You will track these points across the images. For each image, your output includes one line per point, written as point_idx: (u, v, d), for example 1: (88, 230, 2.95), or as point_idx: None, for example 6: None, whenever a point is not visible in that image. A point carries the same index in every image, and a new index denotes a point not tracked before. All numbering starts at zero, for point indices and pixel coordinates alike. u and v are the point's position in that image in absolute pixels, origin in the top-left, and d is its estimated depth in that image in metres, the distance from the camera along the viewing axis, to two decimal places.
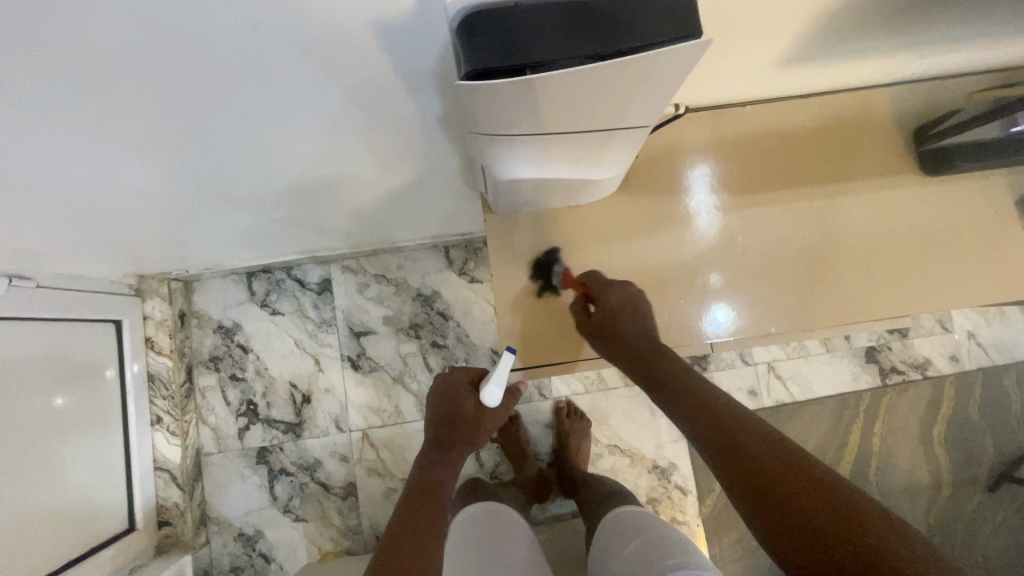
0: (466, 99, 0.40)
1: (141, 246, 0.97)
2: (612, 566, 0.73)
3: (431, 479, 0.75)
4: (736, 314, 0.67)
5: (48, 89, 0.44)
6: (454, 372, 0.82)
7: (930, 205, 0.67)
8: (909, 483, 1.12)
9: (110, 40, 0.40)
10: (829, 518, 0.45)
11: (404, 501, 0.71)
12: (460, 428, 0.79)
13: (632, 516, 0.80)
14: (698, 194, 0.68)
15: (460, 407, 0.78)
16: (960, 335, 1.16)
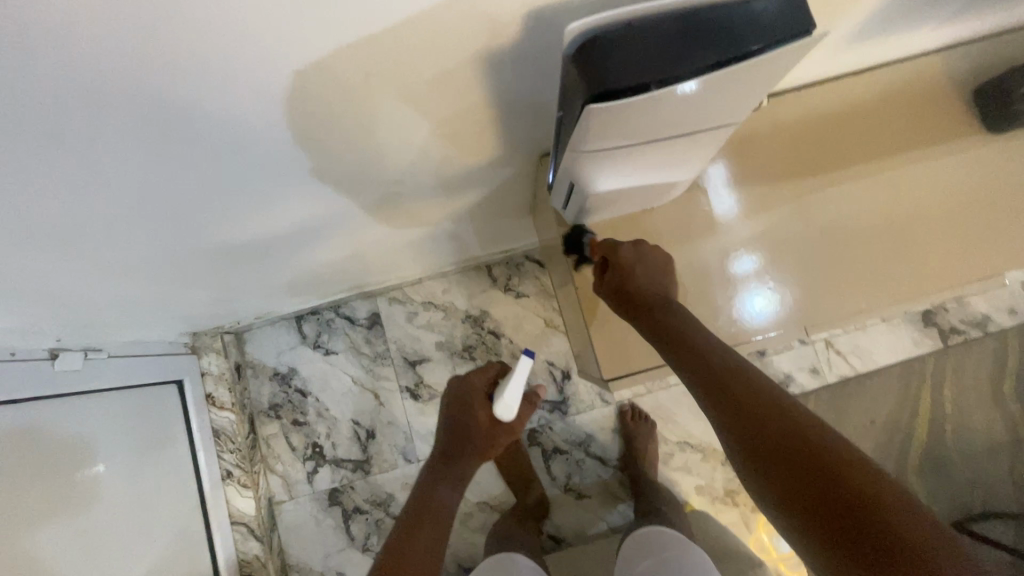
0: (578, 119, 0.41)
1: (201, 302, 0.98)
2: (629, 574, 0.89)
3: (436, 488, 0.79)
4: (831, 298, 0.65)
5: (153, 136, 0.46)
6: (471, 381, 0.86)
7: (1009, 162, 0.65)
8: (988, 442, 1.11)
9: (218, 84, 0.41)
10: (854, 511, 0.43)
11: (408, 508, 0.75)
12: (472, 438, 0.83)
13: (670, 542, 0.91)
14: (755, 181, 0.68)
15: (473, 417, 0.82)
16: (1015, 287, 1.15)
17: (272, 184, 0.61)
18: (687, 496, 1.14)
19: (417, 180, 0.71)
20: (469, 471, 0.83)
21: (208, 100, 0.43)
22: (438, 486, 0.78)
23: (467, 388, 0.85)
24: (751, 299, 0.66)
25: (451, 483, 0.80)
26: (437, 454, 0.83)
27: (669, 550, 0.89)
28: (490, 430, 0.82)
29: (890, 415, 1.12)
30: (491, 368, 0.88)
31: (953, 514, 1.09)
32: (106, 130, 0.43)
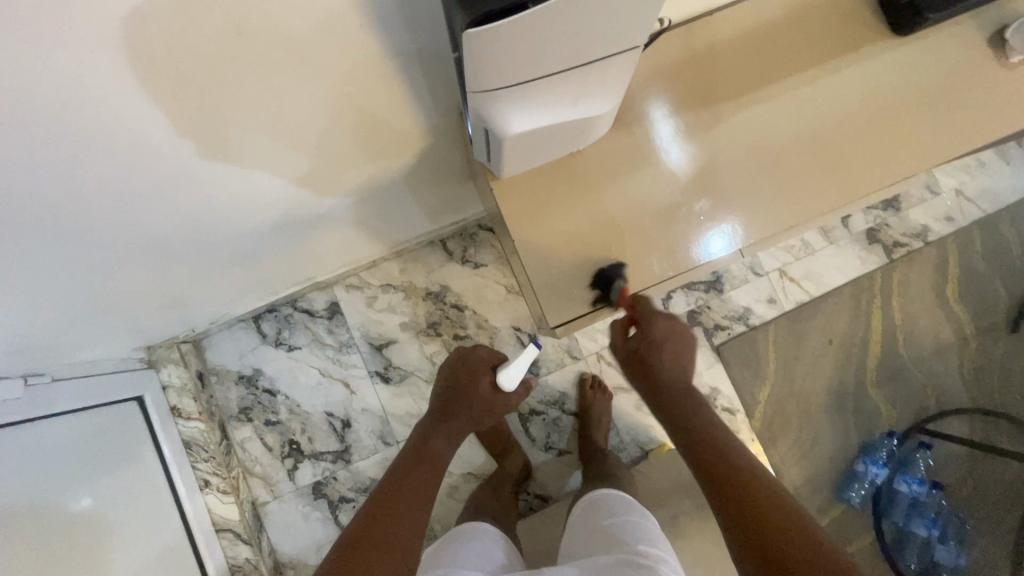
0: (468, 55, 0.40)
1: (145, 312, 0.95)
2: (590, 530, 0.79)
3: (431, 446, 0.78)
4: (760, 219, 0.65)
5: (31, 123, 0.43)
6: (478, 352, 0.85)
7: (923, 58, 0.65)
8: (937, 345, 1.17)
9: (90, 57, 0.40)
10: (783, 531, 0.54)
11: (401, 461, 0.75)
12: (470, 405, 0.81)
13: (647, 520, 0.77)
14: (668, 124, 0.65)
15: (475, 385, 0.81)
16: (948, 195, 1.19)
17: (184, 169, 0.59)
18: (664, 438, 1.17)
19: (342, 152, 0.69)
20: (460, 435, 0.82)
21: (86, 77, 0.41)
22: (431, 439, 0.79)
23: (473, 358, 0.84)
24: (710, 240, 0.65)
25: (445, 440, 0.80)
26: (432, 414, 0.83)
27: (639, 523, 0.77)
28: (489, 398, 0.81)
29: (845, 332, 1.16)
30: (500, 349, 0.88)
31: (911, 416, 1.15)
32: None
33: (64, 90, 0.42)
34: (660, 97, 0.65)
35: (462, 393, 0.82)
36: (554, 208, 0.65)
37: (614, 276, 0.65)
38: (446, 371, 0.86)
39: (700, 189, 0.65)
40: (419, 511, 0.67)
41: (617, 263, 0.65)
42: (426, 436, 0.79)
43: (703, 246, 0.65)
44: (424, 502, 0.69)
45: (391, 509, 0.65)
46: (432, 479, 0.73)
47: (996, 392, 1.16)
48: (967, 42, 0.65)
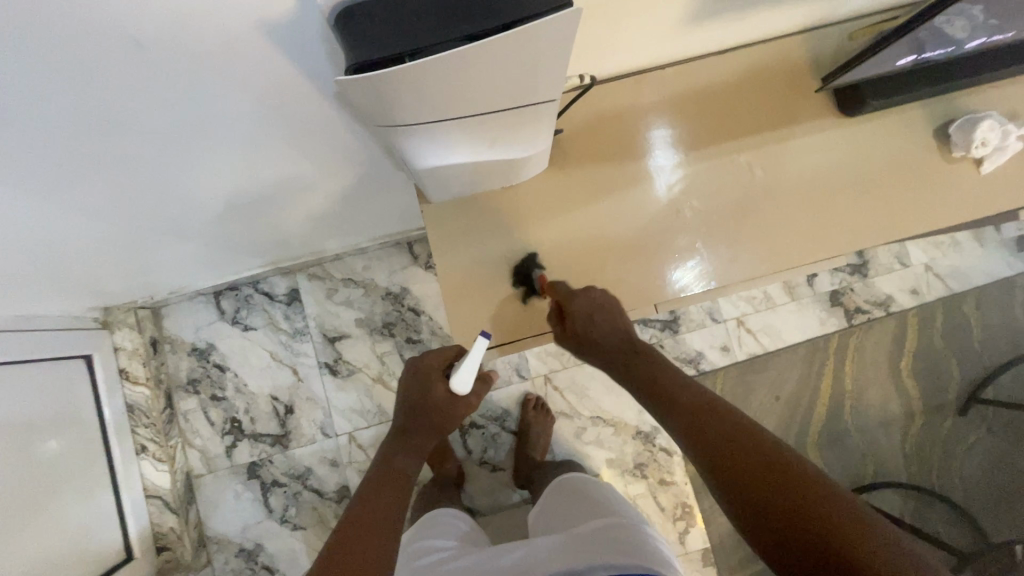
0: (359, 96, 0.41)
1: (103, 276, 0.97)
2: (556, 515, 0.81)
3: (392, 470, 0.72)
4: (684, 277, 0.65)
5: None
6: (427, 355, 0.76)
7: (865, 141, 0.65)
8: (883, 417, 1.16)
9: (11, 36, 0.41)
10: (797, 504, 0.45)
11: (363, 489, 0.69)
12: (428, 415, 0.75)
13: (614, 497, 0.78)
14: (660, 154, 0.66)
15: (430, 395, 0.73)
16: (917, 269, 1.18)
17: (125, 147, 0.61)
18: (598, 469, 1.17)
19: (289, 144, 0.70)
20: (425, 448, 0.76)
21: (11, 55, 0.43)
22: (392, 456, 0.74)
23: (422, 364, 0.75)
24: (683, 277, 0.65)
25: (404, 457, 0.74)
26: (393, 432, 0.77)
27: (607, 500, 0.77)
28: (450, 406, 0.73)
29: (793, 391, 1.16)
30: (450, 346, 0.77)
31: (847, 484, 1.14)
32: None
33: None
34: (605, 144, 0.66)
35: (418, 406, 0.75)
36: (480, 236, 0.66)
37: (530, 265, 0.65)
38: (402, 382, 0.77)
39: (627, 236, 0.65)
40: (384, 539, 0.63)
41: (528, 253, 0.65)
42: (387, 455, 0.74)
43: (676, 277, 0.65)
44: (392, 525, 0.65)
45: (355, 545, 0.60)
46: (396, 503, 0.68)
47: (936, 473, 1.16)
48: (912, 129, 0.65)
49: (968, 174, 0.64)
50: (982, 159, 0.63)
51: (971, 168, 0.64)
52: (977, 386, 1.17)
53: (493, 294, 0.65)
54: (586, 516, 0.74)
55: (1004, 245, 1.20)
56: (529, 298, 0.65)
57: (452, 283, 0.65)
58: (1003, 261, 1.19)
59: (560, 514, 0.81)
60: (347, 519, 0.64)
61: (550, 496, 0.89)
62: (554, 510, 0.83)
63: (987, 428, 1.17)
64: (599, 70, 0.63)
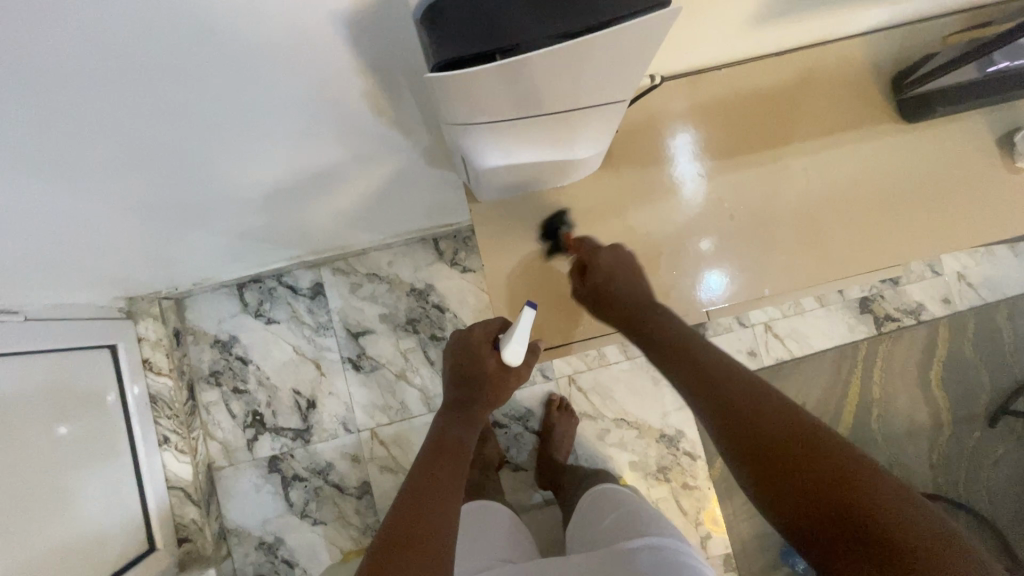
0: (435, 94, 0.40)
1: (130, 266, 0.96)
2: (597, 527, 0.80)
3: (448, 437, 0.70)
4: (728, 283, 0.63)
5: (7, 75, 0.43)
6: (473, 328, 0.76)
7: (924, 150, 0.63)
8: (910, 426, 1.15)
9: (69, 16, 0.39)
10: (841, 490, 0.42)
11: (421, 459, 0.66)
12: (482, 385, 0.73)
13: (644, 513, 0.75)
14: (680, 161, 0.64)
15: (482, 365, 0.73)
16: (950, 277, 1.17)
17: (168, 136, 0.59)
18: (621, 472, 1.16)
19: (330, 138, 0.68)
20: (479, 419, 0.74)
21: (68, 43, 0.42)
22: (448, 426, 0.72)
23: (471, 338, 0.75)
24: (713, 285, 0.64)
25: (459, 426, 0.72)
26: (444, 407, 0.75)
27: (635, 518, 0.74)
28: (504, 374, 0.72)
29: (820, 398, 1.15)
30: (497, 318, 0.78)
31: None
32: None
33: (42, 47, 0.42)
34: (657, 146, 0.65)
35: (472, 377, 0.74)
36: (526, 237, 0.64)
37: (561, 223, 0.64)
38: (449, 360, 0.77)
39: (677, 240, 0.64)
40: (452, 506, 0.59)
41: (557, 211, 0.64)
42: (443, 427, 0.71)
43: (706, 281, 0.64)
44: (453, 491, 0.62)
45: (426, 511, 0.57)
46: (455, 470, 0.65)
47: (962, 483, 1.14)
48: (972, 138, 0.63)
49: None
50: None
51: None
52: (1007, 397, 1.15)
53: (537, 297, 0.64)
54: (621, 532, 0.72)
55: None
56: (554, 255, 0.64)
57: (497, 284, 0.64)
58: None
59: (601, 525, 0.79)
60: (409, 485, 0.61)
61: (590, 504, 0.88)
62: (595, 521, 0.82)
63: (1015, 440, 1.16)
64: (655, 70, 0.61)
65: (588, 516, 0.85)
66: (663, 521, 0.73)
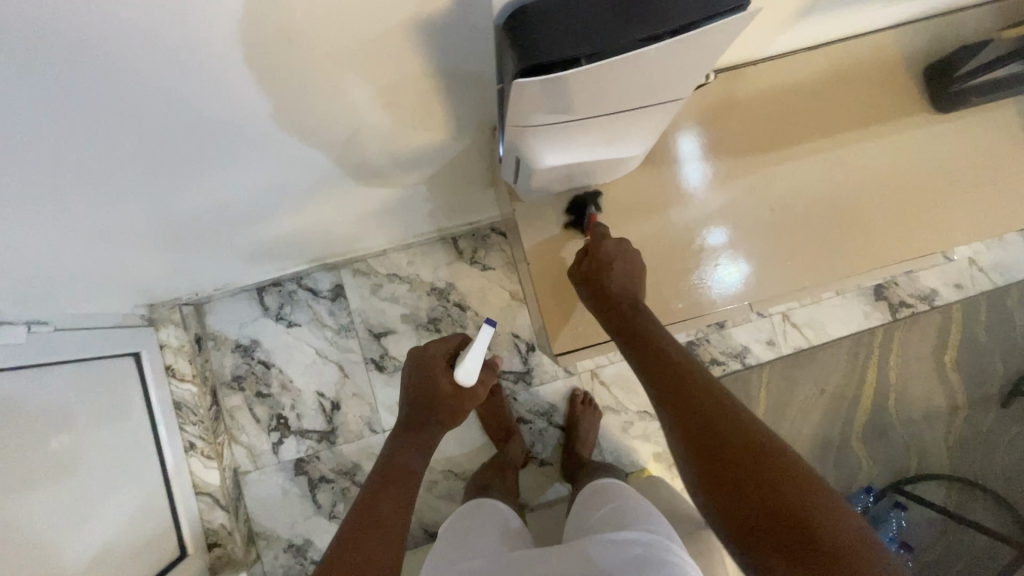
0: (509, 99, 0.40)
1: (155, 272, 0.96)
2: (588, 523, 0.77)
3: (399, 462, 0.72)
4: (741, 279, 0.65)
5: (68, 81, 0.43)
6: (430, 348, 0.80)
7: (956, 140, 0.65)
8: (927, 410, 1.18)
9: (138, 19, 0.39)
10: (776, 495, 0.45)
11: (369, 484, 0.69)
12: (435, 406, 0.77)
13: (636, 512, 0.71)
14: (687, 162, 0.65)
15: (435, 388, 0.77)
16: (961, 263, 1.19)
17: (210, 139, 0.59)
18: (646, 463, 1.18)
19: (368, 140, 0.69)
20: (430, 440, 0.78)
21: (131, 48, 0.42)
22: (401, 449, 0.74)
23: (427, 357, 0.79)
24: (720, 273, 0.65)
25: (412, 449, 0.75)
26: (399, 427, 0.78)
27: (623, 517, 0.70)
28: (455, 397, 0.77)
29: (839, 384, 1.17)
30: (453, 339, 0.83)
31: (891, 475, 1.16)
32: (13, 71, 0.40)
33: (105, 50, 0.41)
34: (696, 140, 0.65)
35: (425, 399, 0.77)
36: (569, 234, 0.65)
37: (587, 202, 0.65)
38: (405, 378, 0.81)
39: (719, 234, 0.65)
40: (398, 532, 0.62)
41: (595, 191, 0.65)
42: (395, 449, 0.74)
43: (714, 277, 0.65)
44: (401, 518, 0.64)
45: (367, 537, 0.59)
46: (403, 496, 0.68)
47: (978, 463, 1.17)
48: (1002, 128, 0.65)
49: None
50: None
51: None
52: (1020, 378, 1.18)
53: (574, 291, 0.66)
54: (609, 524, 0.70)
55: None
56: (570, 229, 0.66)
57: (542, 283, 0.66)
58: None
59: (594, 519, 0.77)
60: (356, 511, 0.64)
61: (587, 498, 0.87)
62: (587, 515, 0.80)
63: None
64: None
65: (583, 508, 0.84)
66: (657, 524, 0.67)
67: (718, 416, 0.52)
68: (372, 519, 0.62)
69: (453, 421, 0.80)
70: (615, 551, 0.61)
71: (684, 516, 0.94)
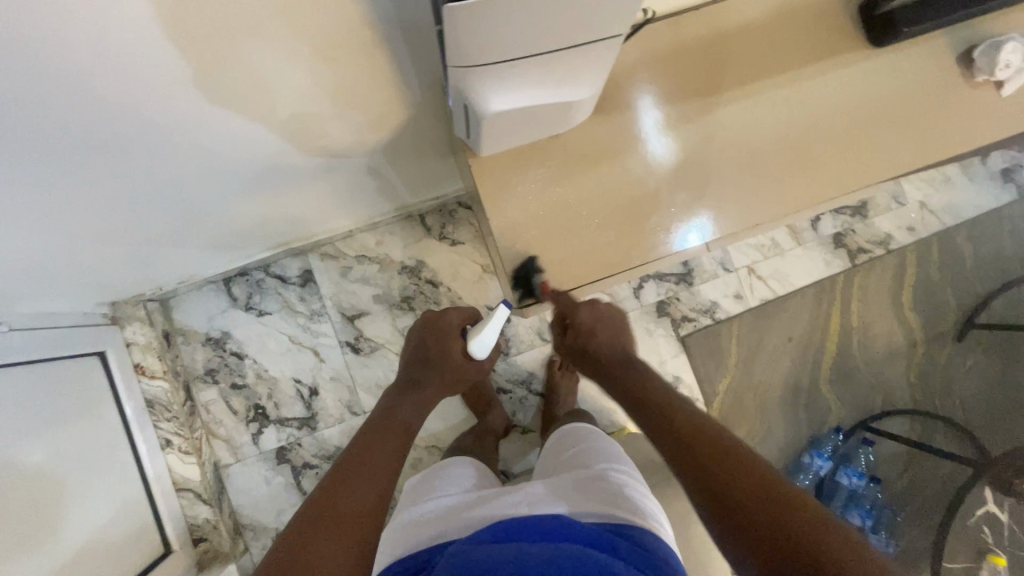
0: (446, 35, 0.40)
1: (113, 267, 0.93)
2: (556, 461, 0.80)
3: (397, 416, 0.74)
4: (695, 232, 0.66)
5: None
6: (446, 316, 0.82)
7: (892, 72, 0.67)
8: (888, 348, 1.23)
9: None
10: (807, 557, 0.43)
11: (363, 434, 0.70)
12: (439, 369, 0.79)
13: (600, 449, 0.75)
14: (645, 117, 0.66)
15: (446, 353, 0.78)
16: (913, 206, 1.24)
17: (158, 118, 0.57)
18: (625, 422, 1.20)
19: (325, 112, 0.68)
20: (430, 399, 0.78)
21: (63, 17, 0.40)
22: (399, 407, 0.75)
23: (441, 323, 0.81)
24: (688, 233, 0.67)
25: (412, 407, 0.76)
26: (400, 383, 0.79)
27: (594, 456, 0.73)
28: (462, 366, 0.79)
29: (805, 331, 1.21)
30: (466, 309, 0.85)
31: (859, 415, 1.21)
32: None
33: (34, 17, 0.39)
34: (646, 86, 0.66)
35: (431, 361, 0.79)
36: (527, 189, 0.65)
37: (534, 271, 0.66)
38: (415, 338, 0.82)
39: (671, 179, 0.66)
40: (378, 490, 0.62)
41: (527, 258, 0.66)
42: (395, 405, 0.75)
43: (681, 238, 0.66)
44: (388, 473, 0.65)
45: (345, 491, 0.60)
46: (395, 450, 0.69)
47: (938, 396, 1.23)
48: (934, 58, 0.67)
49: (983, 99, 0.67)
50: (1003, 81, 0.67)
51: (986, 94, 0.67)
52: (972, 312, 1.24)
53: (533, 242, 0.65)
54: (577, 463, 0.73)
55: (990, 177, 1.27)
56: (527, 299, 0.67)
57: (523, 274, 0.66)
58: (990, 193, 1.26)
59: (562, 456, 0.80)
60: (344, 462, 0.65)
61: (556, 440, 0.89)
62: (556, 454, 0.83)
63: (982, 352, 1.25)
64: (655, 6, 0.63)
65: (556, 448, 0.85)
66: (624, 462, 0.71)
67: (741, 475, 0.52)
68: (351, 478, 0.62)
69: (453, 388, 0.82)
70: (583, 488, 0.63)
71: (664, 465, 0.97)
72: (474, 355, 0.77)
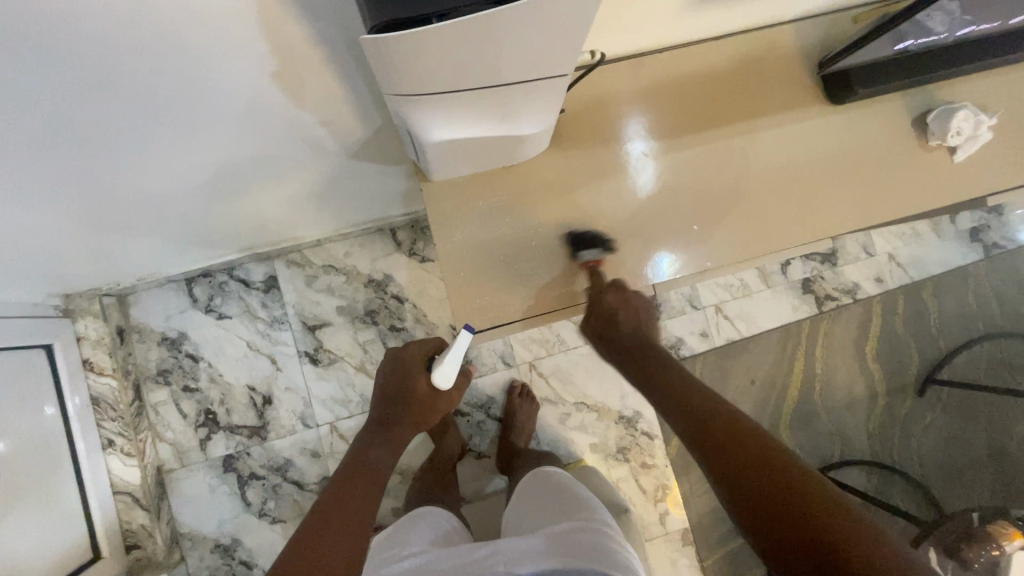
0: (373, 63, 0.40)
1: (67, 261, 0.91)
2: (532, 502, 0.79)
3: (368, 461, 0.68)
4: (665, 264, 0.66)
5: None
6: (410, 350, 0.76)
7: (846, 129, 0.68)
8: (849, 397, 1.23)
9: None
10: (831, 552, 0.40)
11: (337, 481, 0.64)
12: (408, 405, 0.73)
13: (575, 496, 0.73)
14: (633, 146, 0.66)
15: (412, 385, 0.73)
16: (882, 258, 1.25)
17: (108, 118, 0.56)
18: (582, 454, 1.19)
19: (283, 124, 0.67)
20: (403, 441, 0.73)
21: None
22: (368, 451, 0.69)
23: (404, 357, 0.76)
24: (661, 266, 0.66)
25: (383, 450, 0.70)
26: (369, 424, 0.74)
27: (571, 504, 0.72)
28: (430, 399, 0.73)
29: (767, 375, 1.21)
30: (432, 341, 0.79)
31: (816, 463, 1.20)
32: None
33: None
34: (604, 124, 0.66)
35: (400, 398, 0.73)
36: (477, 217, 0.65)
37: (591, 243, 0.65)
38: (381, 373, 0.77)
39: (623, 218, 0.66)
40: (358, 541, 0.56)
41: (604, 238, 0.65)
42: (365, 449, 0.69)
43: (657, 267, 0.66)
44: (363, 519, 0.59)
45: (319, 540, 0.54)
46: (372, 496, 0.63)
47: (896, 449, 1.23)
48: (889, 119, 0.68)
49: (935, 163, 0.68)
50: (955, 147, 0.68)
51: (938, 159, 0.68)
52: (934, 368, 1.24)
53: (480, 268, 0.64)
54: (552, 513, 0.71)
55: (958, 236, 1.28)
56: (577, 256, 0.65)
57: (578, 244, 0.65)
58: (957, 251, 1.27)
59: (533, 501, 0.78)
60: (316, 512, 0.58)
61: (526, 483, 0.87)
62: (531, 494, 0.81)
63: (942, 407, 1.25)
64: (612, 49, 0.63)
65: (527, 488, 0.84)
66: (602, 513, 0.69)
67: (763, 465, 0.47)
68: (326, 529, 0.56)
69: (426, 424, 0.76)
70: (557, 544, 0.61)
71: (612, 503, 0.96)
72: (440, 386, 0.72)
